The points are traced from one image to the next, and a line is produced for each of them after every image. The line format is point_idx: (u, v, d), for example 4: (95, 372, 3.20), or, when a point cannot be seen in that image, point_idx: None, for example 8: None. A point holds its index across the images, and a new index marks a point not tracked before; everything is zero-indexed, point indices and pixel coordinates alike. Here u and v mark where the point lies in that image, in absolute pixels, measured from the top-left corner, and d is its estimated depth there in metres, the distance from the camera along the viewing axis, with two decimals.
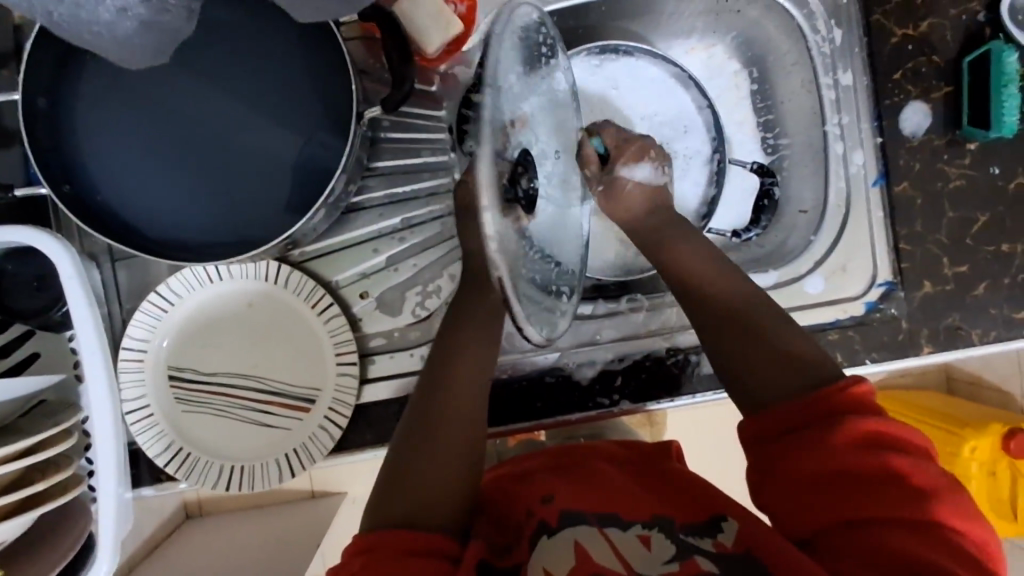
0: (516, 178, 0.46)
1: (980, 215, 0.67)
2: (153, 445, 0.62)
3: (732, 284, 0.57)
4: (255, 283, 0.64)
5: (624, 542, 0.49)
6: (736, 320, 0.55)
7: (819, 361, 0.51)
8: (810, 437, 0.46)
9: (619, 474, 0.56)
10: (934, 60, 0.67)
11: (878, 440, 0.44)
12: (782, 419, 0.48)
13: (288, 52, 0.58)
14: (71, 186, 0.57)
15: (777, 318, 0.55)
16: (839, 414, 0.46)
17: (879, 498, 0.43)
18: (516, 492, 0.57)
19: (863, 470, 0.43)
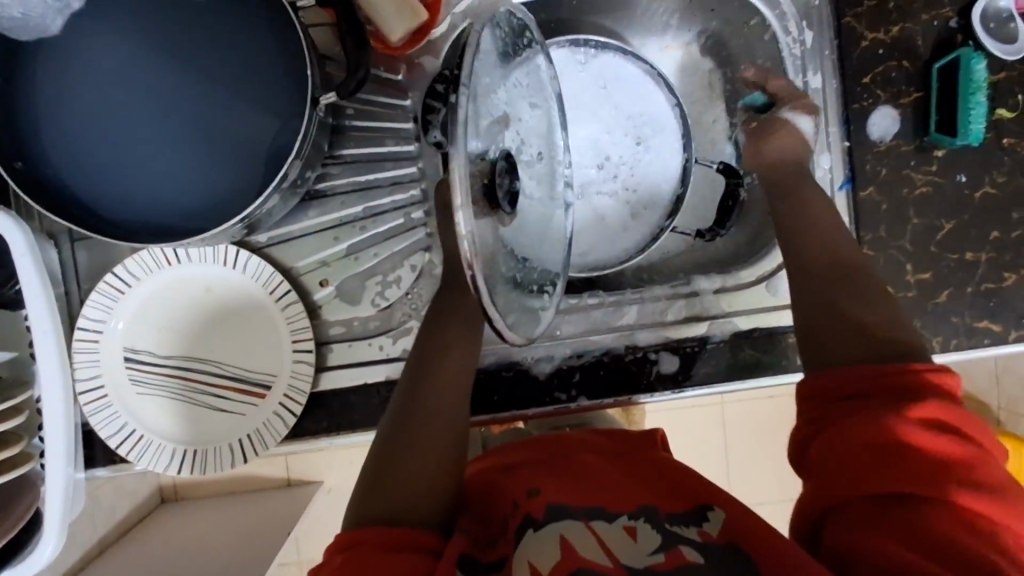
0: (499, 181, 0.47)
1: (945, 222, 0.67)
2: (105, 426, 0.62)
3: (824, 259, 0.55)
4: (213, 267, 0.63)
5: (610, 534, 0.49)
6: (821, 292, 0.53)
7: (911, 344, 0.47)
8: (868, 410, 0.44)
9: (609, 466, 0.56)
10: (904, 65, 0.67)
11: (930, 420, 0.42)
12: (846, 384, 0.46)
13: (250, 36, 0.58)
14: (23, 163, 0.56)
15: (879, 299, 0.51)
16: (906, 394, 0.43)
17: (918, 478, 0.41)
18: (499, 485, 0.55)
19: (921, 450, 0.41)
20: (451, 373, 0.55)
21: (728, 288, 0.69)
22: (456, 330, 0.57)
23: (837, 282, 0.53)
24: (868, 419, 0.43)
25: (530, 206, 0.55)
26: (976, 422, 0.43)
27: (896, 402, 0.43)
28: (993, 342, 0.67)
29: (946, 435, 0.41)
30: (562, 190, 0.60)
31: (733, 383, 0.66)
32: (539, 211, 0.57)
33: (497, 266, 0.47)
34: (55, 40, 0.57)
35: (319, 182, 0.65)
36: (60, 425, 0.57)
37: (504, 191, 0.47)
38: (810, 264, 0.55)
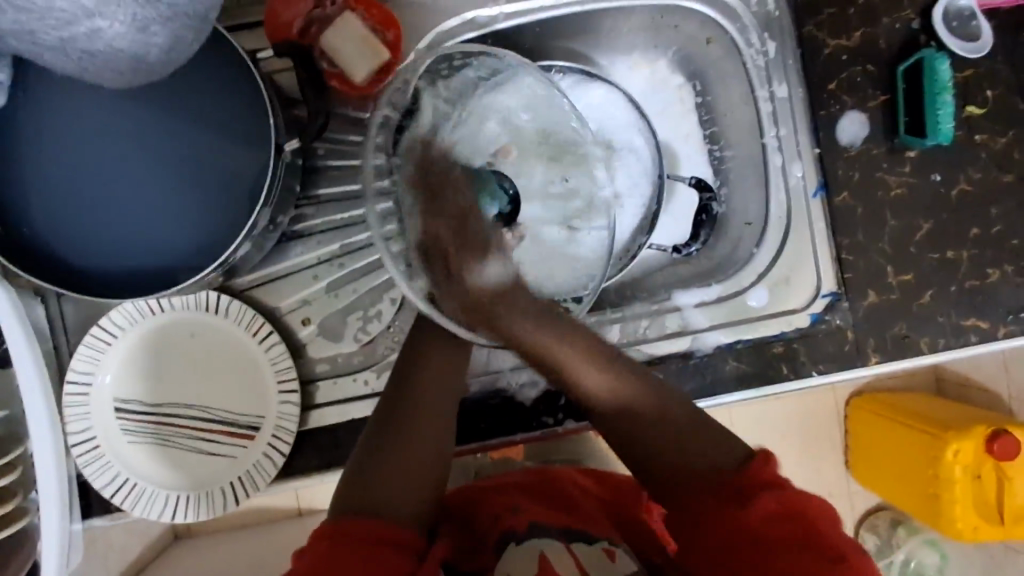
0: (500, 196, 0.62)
1: (923, 222, 0.67)
2: (98, 477, 0.62)
3: (613, 374, 0.59)
4: (195, 314, 0.64)
5: (585, 553, 0.53)
6: (627, 416, 0.58)
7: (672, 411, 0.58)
8: (726, 512, 0.52)
9: (592, 505, 0.60)
10: (870, 70, 0.67)
11: (784, 509, 0.50)
12: (697, 489, 0.54)
13: (216, 86, 0.59)
14: (3, 228, 0.57)
15: (664, 407, 0.58)
16: (751, 492, 0.52)
17: (792, 563, 0.48)
18: (485, 503, 0.60)
19: (773, 536, 0.49)
20: (431, 380, 0.58)
21: (708, 301, 0.69)
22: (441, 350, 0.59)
23: (622, 393, 0.59)
24: (728, 509, 0.52)
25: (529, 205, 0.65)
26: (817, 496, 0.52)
27: (748, 499, 0.52)
28: (980, 339, 0.67)
29: (789, 521, 0.49)
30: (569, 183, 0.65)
31: (716, 398, 0.66)
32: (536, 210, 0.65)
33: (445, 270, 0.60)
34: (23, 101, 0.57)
35: (295, 223, 0.66)
36: (52, 478, 0.59)
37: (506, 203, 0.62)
38: (604, 385, 0.59)
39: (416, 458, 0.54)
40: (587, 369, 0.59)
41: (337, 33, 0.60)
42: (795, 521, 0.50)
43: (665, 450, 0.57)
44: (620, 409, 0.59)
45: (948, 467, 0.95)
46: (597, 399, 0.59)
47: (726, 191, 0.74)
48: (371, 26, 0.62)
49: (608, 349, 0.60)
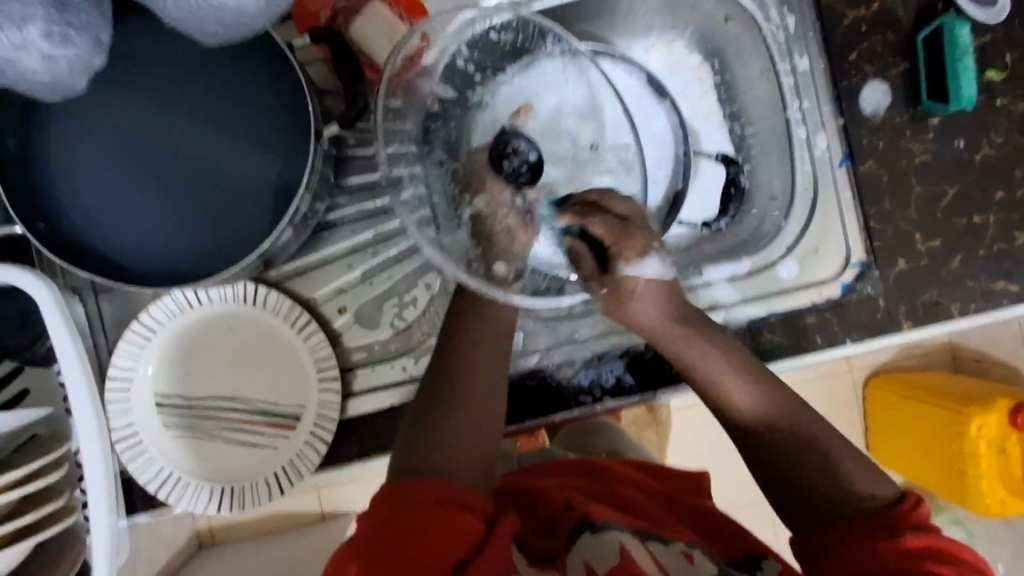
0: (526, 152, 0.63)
1: (948, 187, 0.68)
2: (142, 472, 0.63)
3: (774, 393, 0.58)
4: (233, 306, 0.65)
5: (665, 555, 0.50)
6: (797, 446, 0.57)
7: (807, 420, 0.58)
8: (871, 547, 0.51)
9: (651, 502, 0.58)
10: (889, 39, 0.68)
11: (924, 551, 0.49)
12: (824, 511, 0.54)
13: (248, 77, 0.59)
14: (45, 224, 0.57)
15: (816, 427, 0.57)
16: (894, 527, 0.51)
17: None
18: (543, 492, 0.57)
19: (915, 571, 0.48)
20: (473, 364, 0.58)
21: (737, 275, 0.70)
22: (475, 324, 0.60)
23: (749, 395, 0.58)
24: (852, 545, 0.51)
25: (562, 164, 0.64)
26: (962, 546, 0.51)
27: (897, 533, 0.51)
28: (1011, 302, 0.67)
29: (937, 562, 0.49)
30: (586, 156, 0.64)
31: None
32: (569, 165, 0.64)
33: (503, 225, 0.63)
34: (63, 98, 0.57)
35: (328, 214, 0.66)
36: (99, 474, 0.59)
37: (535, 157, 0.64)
38: (749, 397, 0.59)
39: (466, 426, 0.54)
40: (726, 371, 0.59)
41: (366, 23, 0.63)
42: (929, 558, 0.49)
43: (812, 469, 0.56)
44: (769, 421, 0.58)
45: (973, 441, 1.02)
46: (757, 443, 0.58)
47: (750, 167, 0.75)
48: (398, 14, 0.64)
49: (765, 372, 0.60)
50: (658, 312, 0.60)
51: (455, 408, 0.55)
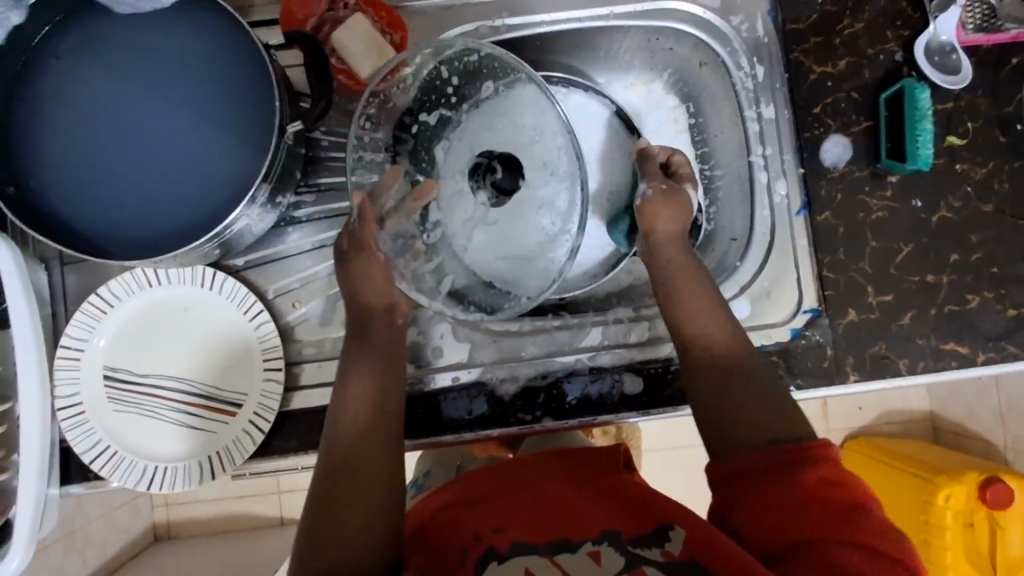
0: (475, 188, 0.68)
1: (903, 245, 0.69)
2: (81, 442, 0.64)
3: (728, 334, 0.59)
4: (191, 288, 0.67)
5: (572, 562, 0.50)
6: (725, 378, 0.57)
7: (736, 351, 0.59)
8: (781, 481, 0.49)
9: (571, 493, 0.56)
10: (854, 97, 0.70)
11: (836, 481, 0.48)
12: (744, 467, 0.51)
13: (222, 66, 0.60)
14: (16, 188, 0.58)
15: (753, 378, 0.57)
16: (801, 462, 0.50)
17: (843, 525, 0.47)
18: (458, 517, 0.55)
19: (829, 499, 0.47)
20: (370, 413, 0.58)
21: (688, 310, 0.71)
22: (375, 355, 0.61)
23: (709, 320, 0.60)
24: (773, 474, 0.50)
25: (460, 210, 0.67)
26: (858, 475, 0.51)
27: (807, 464, 0.49)
28: (960, 364, 0.67)
29: (843, 490, 0.48)
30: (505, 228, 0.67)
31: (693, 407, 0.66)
32: (490, 224, 0.67)
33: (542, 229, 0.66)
34: (47, 73, 0.60)
35: (294, 210, 0.69)
36: (36, 440, 0.60)
37: (467, 182, 0.68)
38: (717, 339, 0.59)
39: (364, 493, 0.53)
40: (697, 301, 0.61)
41: (344, 33, 0.64)
42: (829, 494, 0.48)
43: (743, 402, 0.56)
44: (721, 349, 0.59)
45: (939, 511, 1.03)
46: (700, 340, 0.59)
47: (714, 209, 0.77)
48: (380, 28, 0.66)
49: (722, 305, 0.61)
50: (682, 247, 0.63)
51: (350, 474, 0.54)
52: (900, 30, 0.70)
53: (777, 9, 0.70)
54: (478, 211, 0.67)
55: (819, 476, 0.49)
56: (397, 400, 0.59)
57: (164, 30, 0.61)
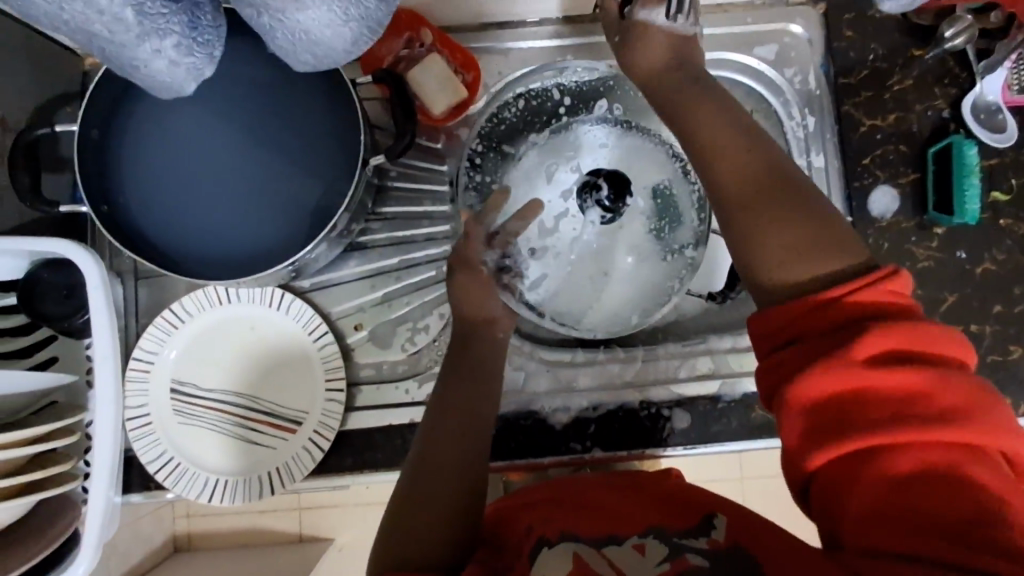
0: (584, 207, 0.72)
1: (948, 294, 0.71)
2: (147, 451, 0.67)
3: (747, 155, 0.51)
4: (258, 307, 0.69)
5: (623, 556, 0.47)
6: (752, 199, 0.49)
7: (758, 175, 0.50)
8: (817, 348, 0.41)
9: (616, 498, 0.54)
10: (902, 149, 0.72)
11: (885, 352, 0.39)
12: (784, 323, 0.43)
13: (309, 99, 0.64)
14: (108, 207, 0.62)
15: (788, 200, 0.48)
16: (845, 328, 0.41)
17: (891, 412, 0.38)
18: (507, 518, 0.54)
19: (879, 383, 0.38)
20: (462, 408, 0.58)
21: (736, 348, 0.71)
22: (473, 359, 0.62)
23: (729, 146, 0.52)
24: (811, 342, 0.41)
25: (566, 228, 0.73)
26: (926, 325, 0.40)
27: (855, 331, 0.40)
28: None
29: (899, 367, 0.39)
30: (621, 249, 0.73)
31: (736, 444, 0.69)
32: (593, 242, 0.73)
33: (657, 249, 0.73)
34: (142, 100, 0.63)
35: (361, 236, 0.71)
36: (107, 449, 0.62)
37: (574, 201, 0.73)
38: (741, 166, 0.50)
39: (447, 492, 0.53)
40: (714, 124, 0.53)
41: (421, 72, 0.68)
42: (868, 380, 0.39)
43: (771, 200, 0.48)
44: (738, 173, 0.50)
45: None
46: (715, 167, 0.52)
47: None
48: (454, 67, 0.70)
49: (753, 131, 0.53)
50: (675, 60, 0.59)
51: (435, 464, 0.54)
52: (948, 88, 0.73)
53: (830, 63, 0.74)
54: (589, 228, 0.73)
55: (859, 359, 0.39)
56: (489, 413, 0.58)
57: (253, 63, 0.64)
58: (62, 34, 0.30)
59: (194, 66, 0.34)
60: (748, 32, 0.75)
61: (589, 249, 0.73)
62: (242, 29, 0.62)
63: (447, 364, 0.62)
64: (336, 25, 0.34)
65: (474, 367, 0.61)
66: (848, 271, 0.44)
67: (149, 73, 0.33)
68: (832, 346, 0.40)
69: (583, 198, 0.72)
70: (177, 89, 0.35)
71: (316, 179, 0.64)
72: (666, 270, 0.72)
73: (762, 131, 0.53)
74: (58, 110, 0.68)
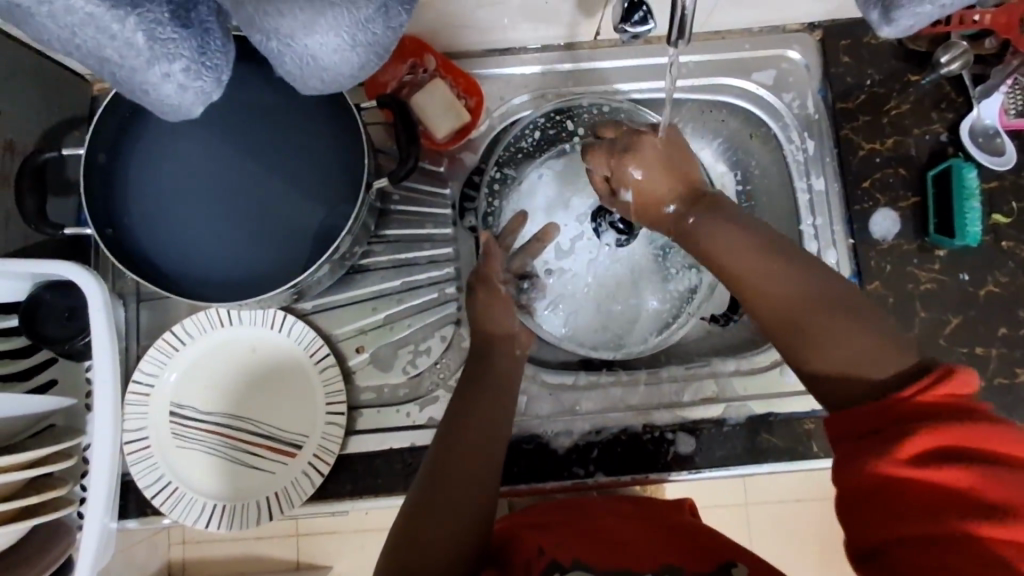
0: (599, 230, 0.75)
1: (952, 317, 0.70)
2: (144, 476, 0.66)
3: (790, 273, 0.50)
4: (260, 329, 0.69)
5: None
6: (805, 313, 0.48)
7: (802, 293, 0.49)
8: (880, 444, 0.40)
9: (631, 529, 0.56)
10: (902, 173, 0.73)
11: (947, 449, 0.38)
12: (855, 422, 0.42)
13: (313, 124, 0.65)
14: (113, 230, 0.62)
15: (843, 312, 0.47)
16: (907, 423, 0.40)
17: (955, 512, 0.37)
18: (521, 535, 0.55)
19: (937, 482, 0.38)
20: (479, 424, 0.57)
21: (740, 371, 0.70)
22: (491, 386, 0.60)
23: (765, 264, 0.51)
24: (873, 437, 0.41)
25: (582, 249, 0.76)
26: (996, 424, 0.39)
27: (912, 426, 0.40)
28: None
29: (958, 464, 0.38)
30: (637, 273, 0.76)
31: (742, 468, 0.68)
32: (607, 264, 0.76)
33: (670, 271, 0.76)
34: (149, 124, 0.64)
35: (363, 258, 0.72)
36: (103, 474, 0.61)
37: (589, 224, 0.76)
38: (782, 283, 0.50)
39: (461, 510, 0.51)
40: (734, 240, 0.54)
41: (425, 98, 0.69)
42: (923, 479, 0.38)
43: (824, 330, 0.47)
44: (781, 290, 0.50)
45: None
46: (757, 282, 0.51)
47: None
48: (456, 93, 0.71)
49: (785, 245, 0.53)
50: (676, 182, 0.61)
51: (450, 480, 0.52)
52: (945, 113, 0.73)
53: (828, 88, 0.75)
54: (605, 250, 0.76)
55: (908, 461, 0.39)
56: (506, 429, 0.57)
57: (260, 88, 0.65)
58: (75, 59, 0.30)
59: (203, 91, 0.32)
60: (747, 58, 0.76)
61: (603, 270, 0.76)
62: (249, 55, 0.63)
63: (461, 389, 0.60)
64: (345, 51, 0.32)
65: (490, 389, 0.60)
66: (891, 381, 0.43)
67: (159, 96, 0.31)
68: (877, 444, 0.40)
69: (596, 220, 0.75)
70: (186, 113, 0.33)
71: (319, 202, 0.64)
72: (679, 290, 0.76)
73: (792, 250, 0.52)
74: (66, 135, 0.69)
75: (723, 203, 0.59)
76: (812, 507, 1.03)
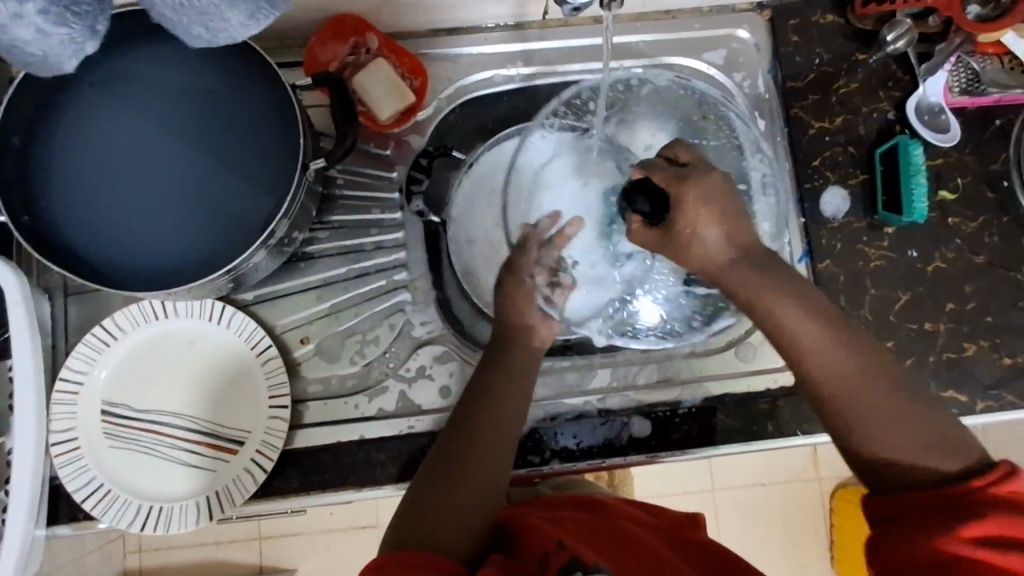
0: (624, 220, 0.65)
1: (901, 293, 0.71)
2: (74, 479, 0.62)
3: (851, 350, 0.49)
4: (197, 321, 0.66)
5: None
6: (867, 394, 0.48)
7: (866, 372, 0.48)
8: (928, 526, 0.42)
9: (655, 543, 0.53)
10: (850, 151, 0.73)
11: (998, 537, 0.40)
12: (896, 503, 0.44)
13: (245, 102, 0.61)
14: (29, 218, 0.59)
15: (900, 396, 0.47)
16: (962, 510, 0.41)
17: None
18: (535, 526, 0.53)
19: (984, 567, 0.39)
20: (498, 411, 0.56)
21: (697, 353, 0.70)
22: (504, 381, 0.56)
23: (829, 339, 0.49)
24: (924, 518, 0.42)
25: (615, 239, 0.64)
26: None
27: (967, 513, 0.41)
28: (960, 412, 0.68)
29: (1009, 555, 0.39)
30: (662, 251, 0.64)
31: (700, 450, 0.67)
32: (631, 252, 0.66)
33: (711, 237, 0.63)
34: (68, 105, 0.60)
35: (307, 245, 0.69)
36: (25, 477, 0.58)
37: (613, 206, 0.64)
38: (847, 362, 0.49)
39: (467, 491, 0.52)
40: (799, 312, 0.51)
41: (366, 78, 0.66)
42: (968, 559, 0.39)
43: (878, 405, 0.47)
44: (842, 364, 0.49)
45: None
46: (821, 358, 0.49)
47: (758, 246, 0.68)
48: (400, 73, 0.69)
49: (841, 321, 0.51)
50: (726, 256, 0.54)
51: (469, 469, 0.53)
52: (891, 91, 0.74)
53: (777, 67, 0.75)
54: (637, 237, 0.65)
55: (973, 541, 0.40)
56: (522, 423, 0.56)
57: (187, 67, 0.61)
58: None
59: (71, 38, 0.33)
60: (696, 38, 0.75)
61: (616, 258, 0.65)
62: None
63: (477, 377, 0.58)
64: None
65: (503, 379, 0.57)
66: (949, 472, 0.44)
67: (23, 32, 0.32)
68: (935, 524, 0.41)
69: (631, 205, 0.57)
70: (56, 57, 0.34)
71: (253, 184, 0.61)
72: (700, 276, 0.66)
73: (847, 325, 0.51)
74: None
75: (781, 263, 0.54)
76: (776, 492, 1.04)
